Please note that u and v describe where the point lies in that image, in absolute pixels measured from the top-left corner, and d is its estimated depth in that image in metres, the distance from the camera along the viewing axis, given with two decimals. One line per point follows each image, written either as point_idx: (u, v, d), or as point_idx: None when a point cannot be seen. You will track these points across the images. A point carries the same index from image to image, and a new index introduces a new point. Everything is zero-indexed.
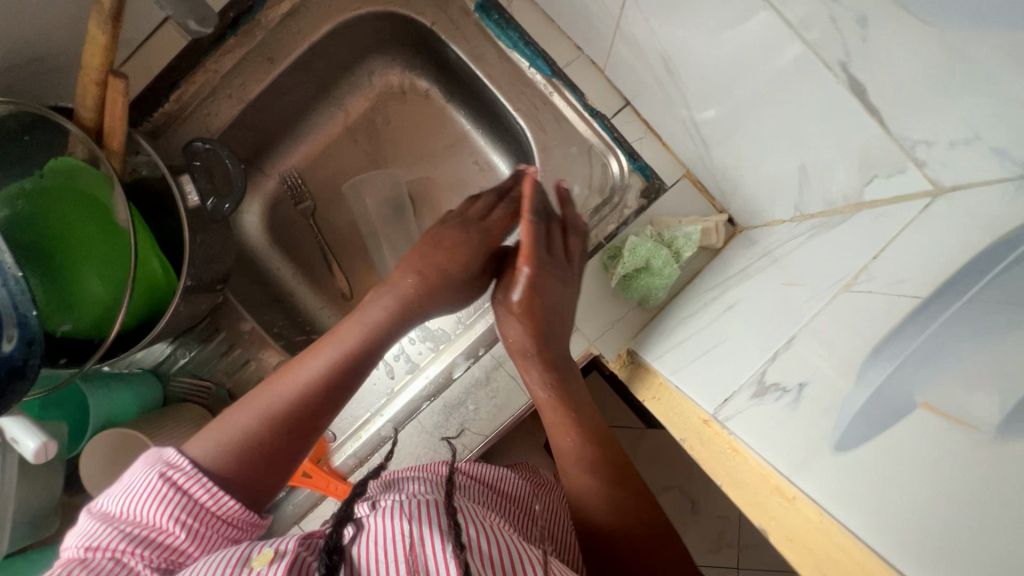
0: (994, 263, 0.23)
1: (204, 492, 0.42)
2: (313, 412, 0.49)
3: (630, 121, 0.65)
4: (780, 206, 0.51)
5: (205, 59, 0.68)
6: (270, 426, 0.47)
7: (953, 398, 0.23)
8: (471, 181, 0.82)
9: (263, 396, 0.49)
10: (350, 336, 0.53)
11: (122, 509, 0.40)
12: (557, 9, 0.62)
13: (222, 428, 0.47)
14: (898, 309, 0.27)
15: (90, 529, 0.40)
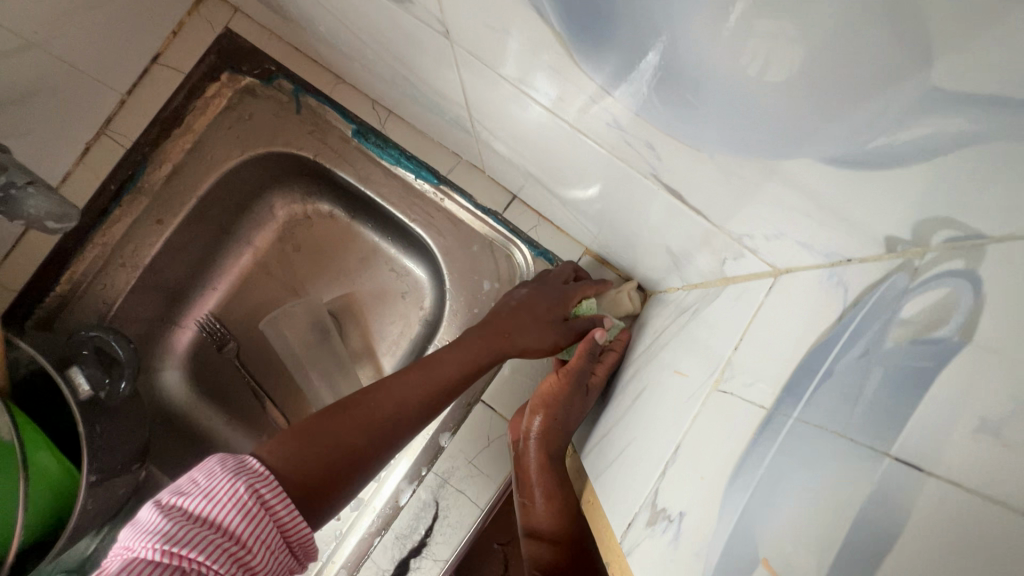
0: (812, 377, 0.24)
1: (285, 508, 0.41)
2: (394, 437, 0.50)
3: (522, 212, 0.66)
4: (670, 277, 0.52)
5: (92, 235, 0.68)
6: (355, 431, 0.48)
7: (784, 551, 0.21)
8: (391, 289, 0.81)
9: (360, 405, 0.49)
10: (450, 364, 0.53)
11: (199, 512, 0.38)
12: (427, 124, 0.64)
13: (305, 437, 0.46)
14: (751, 420, 0.27)
15: (160, 523, 0.37)
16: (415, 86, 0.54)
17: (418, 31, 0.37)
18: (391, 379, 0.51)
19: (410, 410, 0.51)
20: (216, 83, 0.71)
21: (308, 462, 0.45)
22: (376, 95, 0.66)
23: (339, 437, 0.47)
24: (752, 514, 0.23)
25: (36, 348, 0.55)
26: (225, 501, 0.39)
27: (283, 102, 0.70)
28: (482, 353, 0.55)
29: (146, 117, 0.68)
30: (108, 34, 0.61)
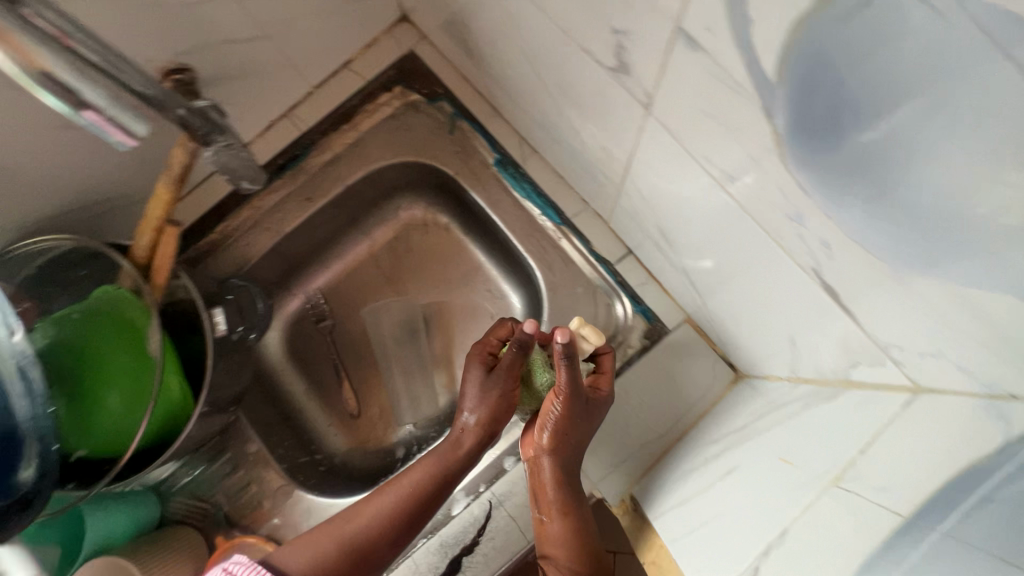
0: (957, 503, 0.27)
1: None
2: (378, 550, 0.58)
3: (633, 268, 0.69)
4: (776, 365, 0.53)
5: (251, 198, 0.77)
6: (334, 542, 0.58)
7: None
8: (482, 308, 0.86)
9: (342, 518, 0.60)
10: (424, 475, 0.62)
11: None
12: (566, 169, 0.69)
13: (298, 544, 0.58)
14: (881, 523, 0.30)
15: None
16: (573, 138, 0.59)
17: (615, 97, 0.42)
18: (373, 494, 0.61)
19: (390, 523, 0.59)
20: (387, 93, 0.79)
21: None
22: (526, 133, 0.72)
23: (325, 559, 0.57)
24: None
25: (192, 282, 0.63)
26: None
27: (440, 122, 0.78)
28: (450, 462, 0.63)
29: (325, 110, 0.77)
30: (320, 38, 0.71)
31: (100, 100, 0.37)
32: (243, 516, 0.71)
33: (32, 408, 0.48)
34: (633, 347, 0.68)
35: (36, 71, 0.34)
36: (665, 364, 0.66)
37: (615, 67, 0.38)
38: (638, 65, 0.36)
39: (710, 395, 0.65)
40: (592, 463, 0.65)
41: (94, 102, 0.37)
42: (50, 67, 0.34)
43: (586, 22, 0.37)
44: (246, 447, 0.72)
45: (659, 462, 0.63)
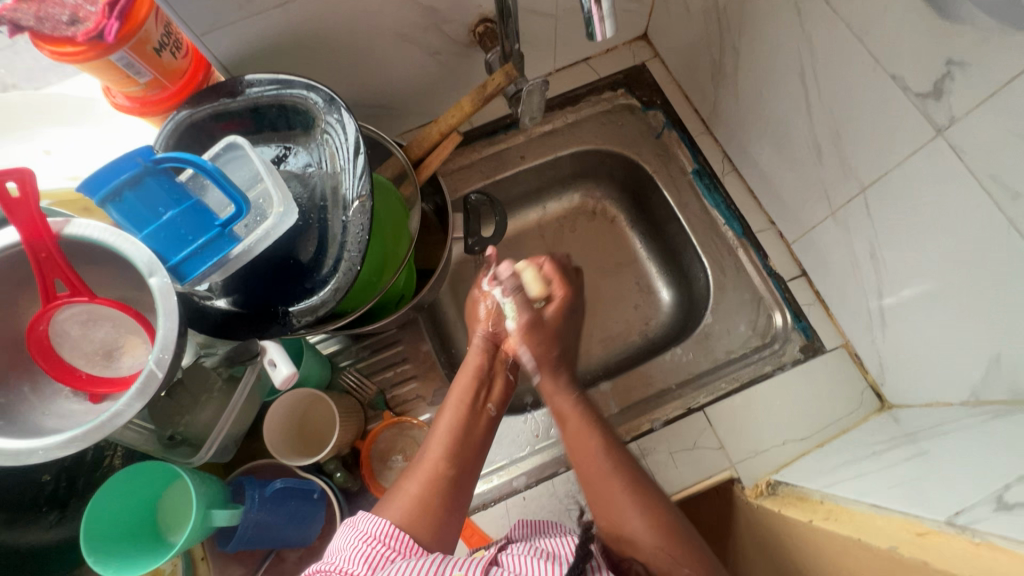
0: None
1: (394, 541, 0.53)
2: (458, 477, 0.63)
3: (803, 288, 0.77)
4: (951, 390, 0.59)
5: (475, 143, 0.89)
6: (415, 479, 0.62)
7: None
8: (630, 296, 0.94)
9: (417, 463, 0.64)
10: (452, 409, 0.69)
11: (337, 565, 0.50)
12: (764, 190, 0.79)
13: (396, 494, 0.60)
14: None
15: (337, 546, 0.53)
16: (800, 159, 0.69)
17: (902, 118, 0.52)
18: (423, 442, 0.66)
19: (448, 452, 0.64)
20: (612, 91, 0.91)
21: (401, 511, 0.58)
22: (732, 153, 0.83)
23: (411, 493, 0.60)
24: None
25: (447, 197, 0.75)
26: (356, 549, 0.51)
27: (651, 126, 0.90)
28: (463, 392, 0.70)
29: (558, 90, 0.90)
30: (585, 31, 0.84)
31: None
32: (399, 406, 0.77)
33: (345, 241, 0.57)
34: (789, 356, 0.75)
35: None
36: (818, 378, 0.73)
37: (924, 92, 0.49)
38: (957, 93, 0.46)
39: (856, 416, 0.71)
40: (734, 444, 0.71)
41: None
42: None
43: (914, 53, 0.48)
44: (418, 346, 0.80)
45: (798, 460, 0.68)
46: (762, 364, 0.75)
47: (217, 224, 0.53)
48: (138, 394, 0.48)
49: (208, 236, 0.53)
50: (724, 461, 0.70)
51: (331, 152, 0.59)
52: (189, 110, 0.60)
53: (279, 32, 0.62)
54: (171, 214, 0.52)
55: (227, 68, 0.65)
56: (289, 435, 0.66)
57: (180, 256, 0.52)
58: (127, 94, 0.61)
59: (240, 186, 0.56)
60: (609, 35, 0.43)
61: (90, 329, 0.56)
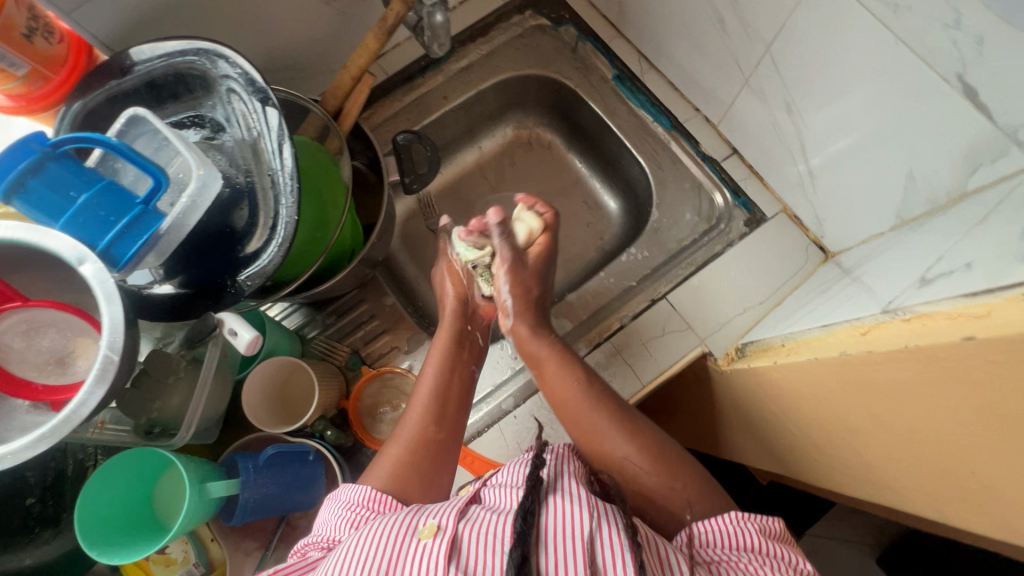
0: None
1: (367, 506, 0.56)
2: (442, 437, 0.64)
3: (736, 165, 0.80)
4: (879, 221, 0.63)
5: (395, 92, 0.87)
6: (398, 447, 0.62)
7: None
8: (581, 216, 0.96)
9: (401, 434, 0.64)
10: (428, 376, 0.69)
11: (324, 537, 0.54)
12: (683, 80, 0.81)
13: (376, 467, 0.61)
14: None
15: (326, 525, 0.56)
16: (706, 37, 0.70)
17: None
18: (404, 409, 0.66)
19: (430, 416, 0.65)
20: (520, 15, 0.90)
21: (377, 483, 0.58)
22: (647, 51, 0.84)
23: (398, 457, 0.61)
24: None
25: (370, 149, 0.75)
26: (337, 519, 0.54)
27: (565, 42, 0.90)
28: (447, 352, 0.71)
29: (467, 23, 0.88)
30: None
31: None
32: (378, 362, 0.78)
33: (279, 197, 0.56)
34: (736, 232, 0.78)
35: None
36: (765, 245, 0.76)
37: None
38: None
39: (804, 271, 0.75)
40: (699, 322, 0.74)
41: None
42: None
43: None
44: (382, 301, 0.81)
45: (760, 322, 0.72)
46: (711, 245, 0.78)
47: (138, 201, 0.51)
48: (98, 379, 0.47)
49: (132, 214, 0.51)
50: (693, 339, 0.74)
51: (237, 110, 0.57)
52: (82, 99, 0.58)
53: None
54: (85, 196, 0.50)
55: (110, 46, 0.61)
56: (269, 406, 0.66)
57: (106, 239, 0.50)
58: (8, 93, 0.56)
59: (156, 159, 0.54)
60: None
61: (34, 339, 0.54)
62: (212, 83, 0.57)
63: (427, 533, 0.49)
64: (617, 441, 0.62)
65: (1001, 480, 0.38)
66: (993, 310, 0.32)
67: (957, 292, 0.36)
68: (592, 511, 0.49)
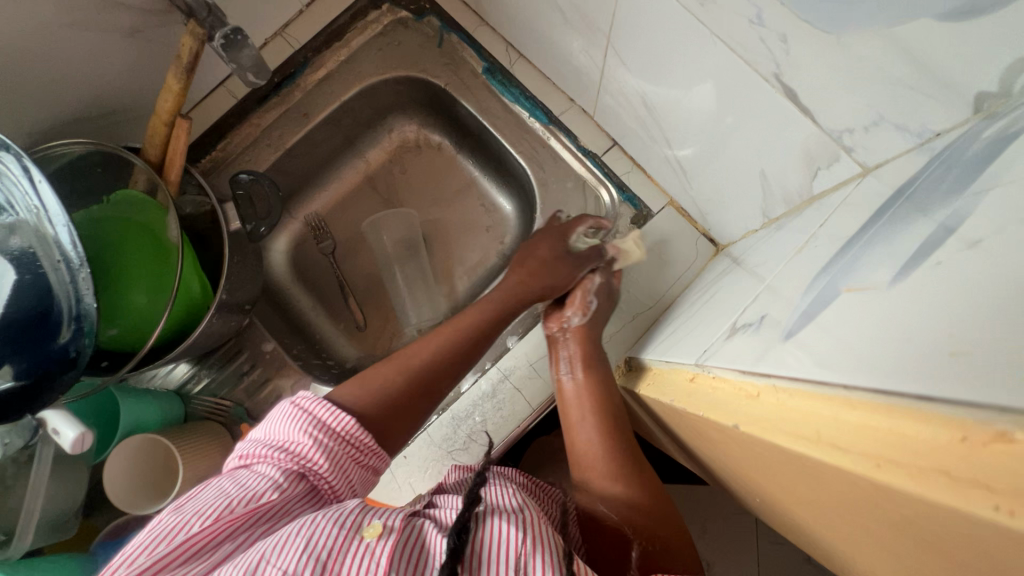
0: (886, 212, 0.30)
1: (344, 440, 0.52)
2: (443, 380, 0.62)
3: (618, 158, 0.74)
4: (751, 217, 0.58)
5: (249, 116, 0.80)
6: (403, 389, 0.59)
7: (849, 309, 0.26)
8: (477, 221, 0.90)
9: (405, 366, 0.61)
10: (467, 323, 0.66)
11: (277, 443, 0.50)
12: (552, 68, 0.73)
13: (359, 391, 0.58)
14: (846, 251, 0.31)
15: (278, 432, 0.51)
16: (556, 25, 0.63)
17: None
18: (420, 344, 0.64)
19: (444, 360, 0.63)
20: (376, 10, 0.81)
21: (374, 407, 0.56)
22: (512, 38, 0.76)
23: (391, 394, 0.58)
24: (836, 284, 0.29)
25: (213, 193, 0.70)
26: (296, 432, 0.50)
27: (428, 36, 0.81)
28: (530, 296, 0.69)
29: (317, 27, 0.79)
30: None
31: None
32: (265, 411, 0.75)
33: (71, 279, 0.52)
34: (622, 231, 0.73)
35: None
36: (652, 243, 0.71)
37: None
38: None
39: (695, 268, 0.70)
40: None
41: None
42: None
43: None
44: (262, 347, 0.76)
45: (650, 329, 0.68)
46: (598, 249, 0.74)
47: None
48: None
49: None
50: None
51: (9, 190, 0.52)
52: None
53: None
54: None
55: None
56: (141, 483, 0.62)
57: None
58: None
59: None
60: None
61: None
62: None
63: (370, 533, 0.42)
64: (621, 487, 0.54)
65: (826, 543, 0.35)
66: (758, 396, 0.29)
67: (744, 357, 0.32)
68: (538, 533, 0.44)
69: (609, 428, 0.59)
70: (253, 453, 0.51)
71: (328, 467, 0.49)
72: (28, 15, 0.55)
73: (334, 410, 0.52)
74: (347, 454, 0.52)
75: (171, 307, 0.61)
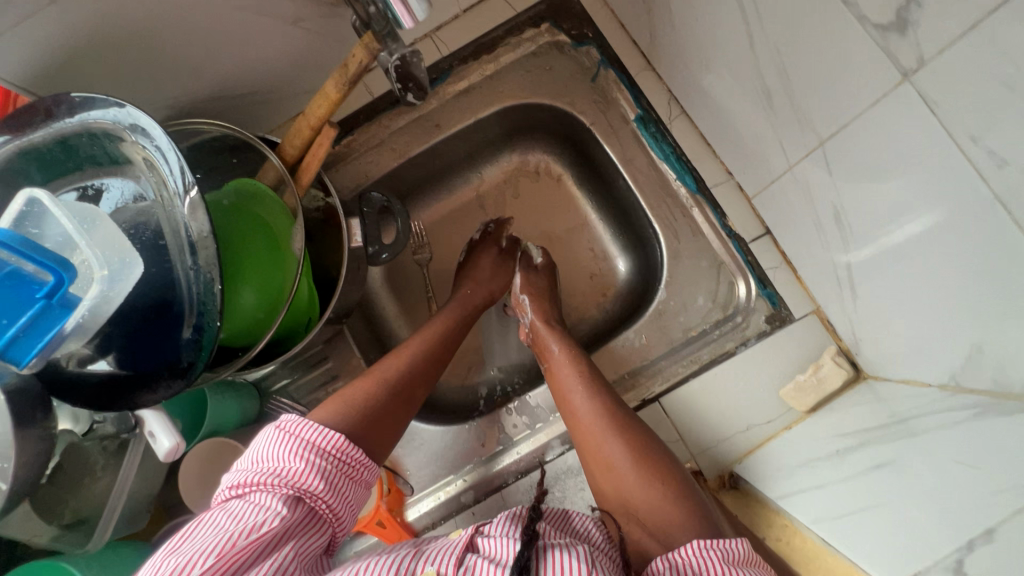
0: None
1: (334, 457, 0.52)
2: (410, 392, 0.65)
3: (767, 250, 0.66)
4: (927, 370, 0.50)
5: (380, 115, 0.76)
6: (380, 392, 0.62)
7: None
8: (584, 265, 0.84)
9: (380, 374, 0.64)
10: (422, 342, 0.70)
11: (263, 471, 0.48)
12: (717, 137, 0.66)
13: (334, 403, 0.59)
14: None
15: (262, 459, 0.49)
16: (747, 102, 0.56)
17: (858, 58, 0.39)
18: (395, 358, 0.67)
19: (414, 372, 0.66)
20: (534, 28, 0.75)
21: (354, 418, 0.58)
22: (679, 92, 0.69)
23: (363, 392, 0.61)
24: None
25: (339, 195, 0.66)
26: (279, 453, 0.49)
27: (584, 66, 0.75)
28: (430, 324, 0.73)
29: (469, 37, 0.74)
30: None
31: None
32: None
33: (197, 292, 0.49)
34: (752, 331, 0.66)
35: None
36: (784, 352, 0.65)
37: (886, 23, 0.36)
38: (928, 23, 0.33)
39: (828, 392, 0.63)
40: (692, 434, 0.64)
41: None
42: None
43: None
44: (348, 359, 0.74)
45: (763, 448, 0.61)
46: (722, 341, 0.67)
47: (40, 295, 0.45)
48: None
49: (33, 310, 0.45)
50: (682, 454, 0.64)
51: (152, 183, 0.50)
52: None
53: (76, 33, 0.49)
54: None
55: (32, 88, 0.52)
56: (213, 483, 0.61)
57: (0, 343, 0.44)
58: None
59: (55, 247, 0.47)
60: None
61: None
62: (133, 155, 0.50)
63: None
64: (621, 451, 0.56)
65: None
66: None
67: None
68: None
69: (614, 415, 0.59)
70: (244, 481, 0.48)
71: (323, 485, 0.49)
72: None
73: (317, 427, 0.53)
74: (338, 470, 0.52)
75: (281, 318, 0.58)
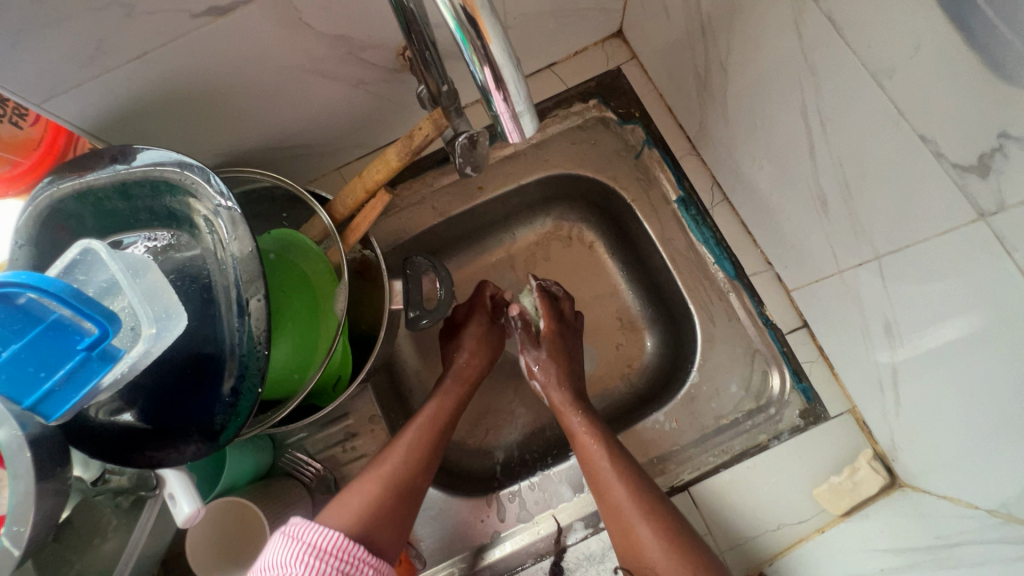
0: None
1: (336, 558, 0.51)
2: (414, 478, 0.62)
3: (804, 343, 0.66)
4: (973, 494, 0.50)
5: (424, 173, 0.77)
6: (381, 490, 0.59)
7: None
8: (610, 335, 0.83)
9: (382, 468, 0.61)
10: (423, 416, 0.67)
11: None
12: (759, 228, 0.67)
13: (340, 509, 0.58)
14: None
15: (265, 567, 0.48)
16: (798, 203, 0.57)
17: (929, 190, 0.40)
18: (396, 443, 0.64)
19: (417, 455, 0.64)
20: (583, 103, 0.77)
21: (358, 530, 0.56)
22: (723, 180, 0.70)
23: (368, 495, 0.59)
24: None
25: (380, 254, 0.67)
26: (280, 561, 0.48)
27: (629, 144, 0.77)
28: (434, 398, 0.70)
29: None
30: (544, 39, 0.70)
31: (515, 89, 0.32)
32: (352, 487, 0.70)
33: (241, 356, 0.47)
34: (785, 423, 0.65)
35: (466, 16, 0.29)
36: (817, 450, 0.63)
37: (965, 165, 0.36)
38: (1011, 175, 0.34)
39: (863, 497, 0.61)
40: (720, 530, 0.62)
41: (504, 81, 0.31)
42: (487, 31, 0.29)
43: (957, 118, 0.35)
44: (370, 416, 0.72)
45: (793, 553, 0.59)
46: (754, 431, 0.66)
47: (80, 347, 0.43)
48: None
49: (71, 363, 0.43)
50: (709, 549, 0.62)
51: (210, 240, 0.49)
52: (55, 185, 0.50)
53: (149, 87, 0.49)
54: (13, 350, 0.41)
55: (95, 134, 0.52)
56: (221, 545, 0.58)
57: (35, 396, 0.43)
58: None
59: (103, 296, 0.46)
60: (531, 130, 0.35)
61: None
62: (190, 209, 0.49)
63: None
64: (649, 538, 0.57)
65: None
66: None
67: None
68: None
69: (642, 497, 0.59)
70: None
71: None
72: (284, 60, 0.53)
73: (321, 527, 0.52)
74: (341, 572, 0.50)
75: (315, 379, 0.57)
